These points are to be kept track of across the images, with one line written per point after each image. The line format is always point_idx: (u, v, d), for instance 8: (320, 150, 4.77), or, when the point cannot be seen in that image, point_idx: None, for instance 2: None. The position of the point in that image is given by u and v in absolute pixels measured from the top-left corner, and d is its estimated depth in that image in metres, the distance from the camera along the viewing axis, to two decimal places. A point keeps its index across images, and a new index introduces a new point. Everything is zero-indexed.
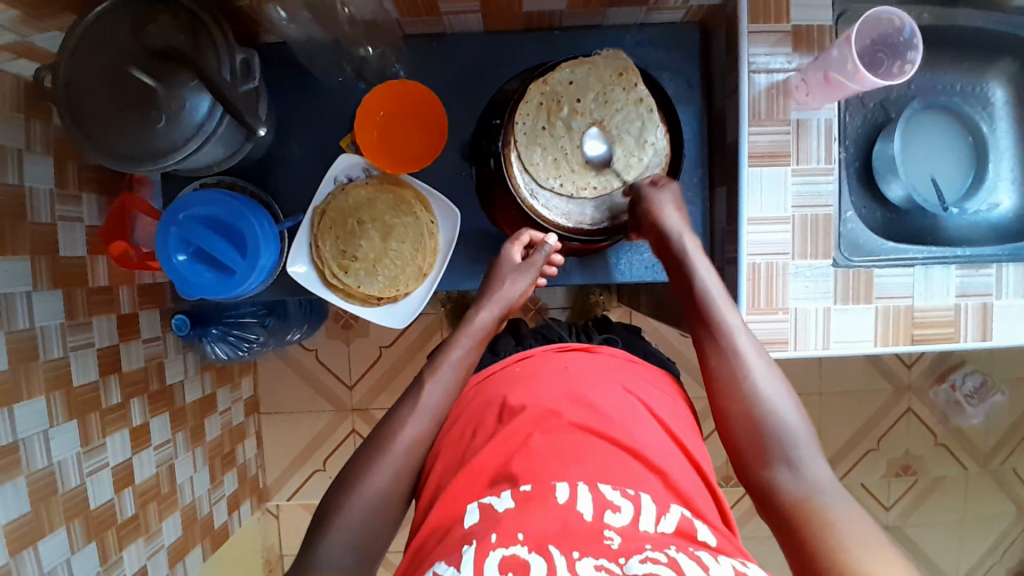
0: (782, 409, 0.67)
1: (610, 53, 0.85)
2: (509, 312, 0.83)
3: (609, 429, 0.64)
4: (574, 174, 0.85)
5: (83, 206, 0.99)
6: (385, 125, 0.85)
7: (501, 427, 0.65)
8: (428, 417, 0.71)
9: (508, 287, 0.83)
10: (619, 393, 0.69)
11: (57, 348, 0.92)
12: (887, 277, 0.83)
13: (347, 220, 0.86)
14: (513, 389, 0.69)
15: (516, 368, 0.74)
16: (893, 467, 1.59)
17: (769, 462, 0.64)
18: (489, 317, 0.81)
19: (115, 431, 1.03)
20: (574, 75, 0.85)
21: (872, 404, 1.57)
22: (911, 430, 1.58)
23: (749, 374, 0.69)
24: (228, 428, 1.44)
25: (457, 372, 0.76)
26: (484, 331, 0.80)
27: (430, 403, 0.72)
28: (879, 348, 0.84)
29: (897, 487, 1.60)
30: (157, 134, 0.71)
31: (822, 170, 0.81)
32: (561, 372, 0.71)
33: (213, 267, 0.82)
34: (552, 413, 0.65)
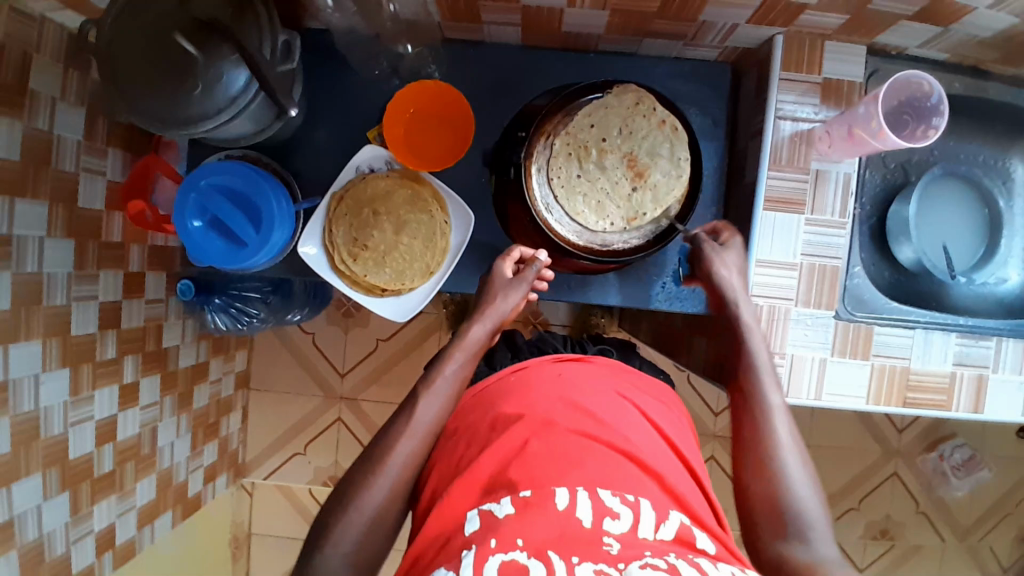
0: (802, 482, 0.67)
1: (620, 87, 0.83)
2: (503, 324, 0.83)
3: (605, 434, 0.64)
4: (620, 210, 0.82)
5: (108, 160, 1.01)
6: (413, 122, 0.87)
7: (496, 435, 0.66)
8: (422, 433, 0.71)
9: (499, 300, 0.83)
10: (614, 398, 0.70)
11: (60, 295, 0.94)
12: (887, 336, 0.83)
13: (361, 210, 0.87)
14: (507, 401, 0.70)
15: (510, 378, 0.74)
16: (871, 529, 1.58)
17: (785, 534, 0.64)
18: (483, 332, 0.81)
19: (104, 386, 1.04)
20: (594, 118, 0.83)
21: (859, 464, 1.56)
22: (893, 494, 1.57)
23: (778, 448, 0.69)
24: (215, 400, 1.44)
25: (452, 386, 0.76)
26: (479, 345, 0.80)
27: (425, 418, 0.72)
28: (870, 405, 0.84)
29: (873, 549, 1.58)
30: (189, 102, 0.72)
31: (836, 223, 0.82)
32: (555, 379, 0.71)
33: (226, 238, 0.83)
34: (547, 421, 0.65)
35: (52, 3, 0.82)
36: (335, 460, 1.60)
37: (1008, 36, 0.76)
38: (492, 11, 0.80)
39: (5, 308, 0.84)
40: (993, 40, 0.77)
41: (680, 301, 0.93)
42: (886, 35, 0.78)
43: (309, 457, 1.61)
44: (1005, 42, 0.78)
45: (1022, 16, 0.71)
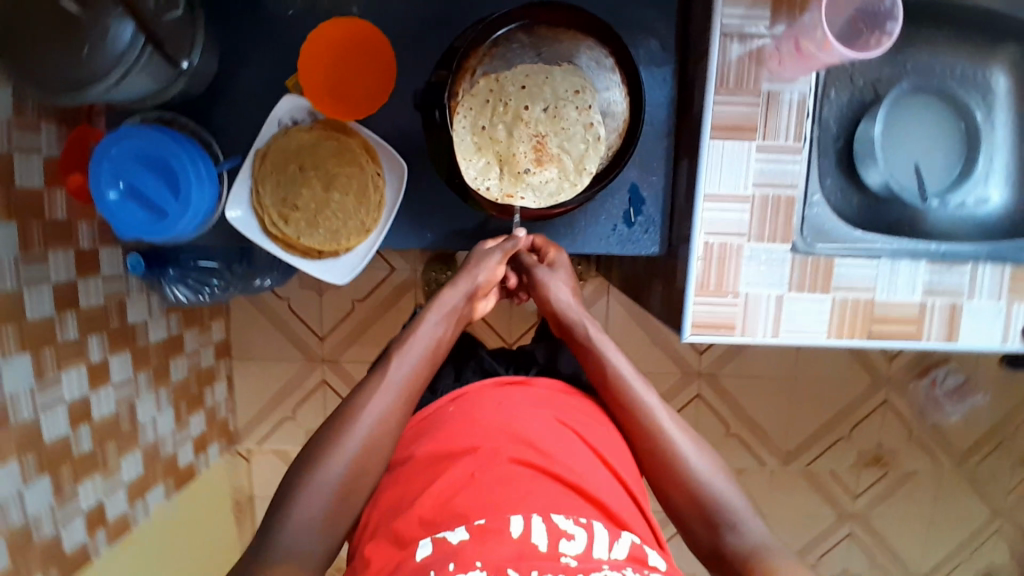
0: (711, 476, 0.73)
1: (571, 66, 0.78)
2: (483, 290, 0.82)
3: (550, 461, 0.63)
4: (502, 181, 0.79)
5: (42, 136, 0.97)
6: (331, 66, 0.79)
7: (440, 468, 0.63)
8: (396, 389, 0.72)
9: (475, 267, 0.81)
10: (554, 424, 0.68)
11: (9, 279, 0.91)
12: (850, 268, 0.79)
13: (288, 166, 0.83)
14: (445, 433, 0.68)
15: (448, 409, 0.71)
16: (867, 459, 1.59)
17: (716, 528, 0.70)
18: (457, 297, 0.80)
19: (71, 367, 1.04)
20: (529, 81, 0.78)
21: (850, 395, 1.57)
22: (887, 422, 1.57)
23: (680, 452, 0.74)
24: (195, 370, 1.44)
25: (425, 347, 0.76)
26: (453, 309, 0.79)
27: (396, 377, 0.73)
28: (832, 339, 0.80)
29: (868, 476, 1.60)
30: (75, 60, 0.66)
31: (790, 149, 0.76)
32: (497, 407, 0.69)
33: (147, 208, 0.80)
34: (495, 451, 0.63)
35: None
36: None
37: None
38: None
39: None
40: None
41: (634, 243, 0.86)
42: None
43: (299, 421, 1.62)
44: None
45: None
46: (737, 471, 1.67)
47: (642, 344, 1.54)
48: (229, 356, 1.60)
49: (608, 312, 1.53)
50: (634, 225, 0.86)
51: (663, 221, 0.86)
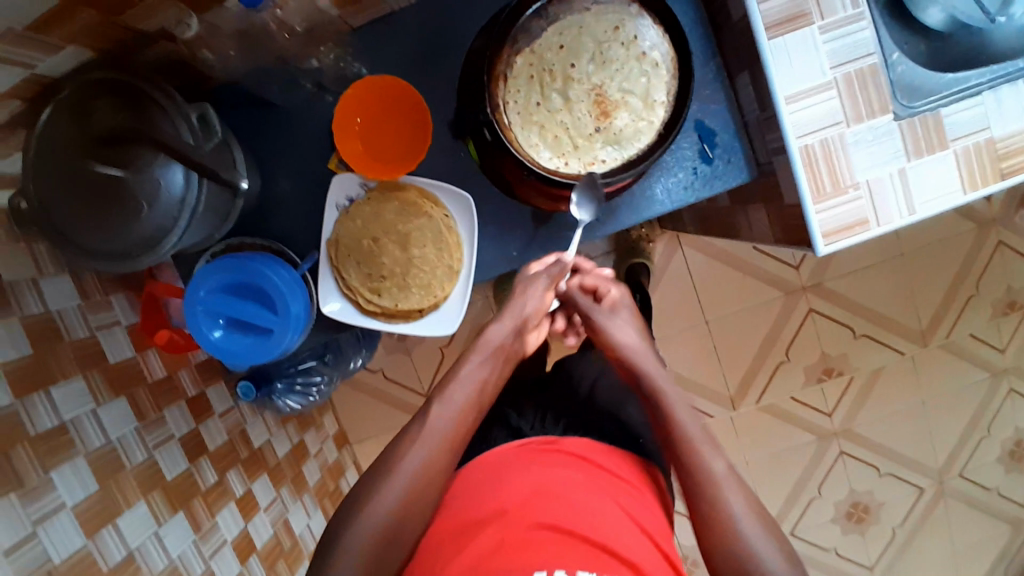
0: (764, 547, 0.70)
1: (601, 4, 0.71)
2: (526, 325, 0.83)
3: (575, 523, 0.71)
4: (576, 151, 0.73)
5: (115, 307, 0.98)
6: (365, 133, 0.81)
7: (469, 534, 0.71)
8: (434, 441, 0.75)
9: (522, 297, 0.83)
10: (580, 479, 0.76)
11: (138, 451, 0.93)
12: (955, 116, 0.72)
13: (362, 242, 0.81)
14: (482, 495, 0.75)
15: (473, 476, 0.78)
16: (1000, 306, 1.60)
17: None
18: (501, 332, 0.82)
19: (221, 507, 1.06)
20: (564, 39, 0.72)
21: (960, 252, 1.57)
22: (1008, 263, 1.58)
23: (734, 519, 0.72)
24: (326, 468, 1.46)
25: (466, 390, 0.79)
26: (496, 346, 0.82)
27: (438, 424, 0.76)
28: (970, 195, 0.73)
29: (1008, 325, 1.61)
30: (141, 220, 0.66)
31: (853, 17, 0.70)
32: (527, 469, 0.77)
33: (252, 332, 0.81)
34: (519, 517, 0.71)
35: None
36: None
37: None
38: None
39: (94, 489, 0.84)
40: None
41: (719, 179, 0.82)
42: None
43: None
44: None
45: None
46: (879, 369, 1.60)
47: (740, 282, 1.55)
48: (349, 444, 1.61)
49: (690, 264, 1.54)
50: (714, 160, 0.81)
51: (744, 144, 0.81)
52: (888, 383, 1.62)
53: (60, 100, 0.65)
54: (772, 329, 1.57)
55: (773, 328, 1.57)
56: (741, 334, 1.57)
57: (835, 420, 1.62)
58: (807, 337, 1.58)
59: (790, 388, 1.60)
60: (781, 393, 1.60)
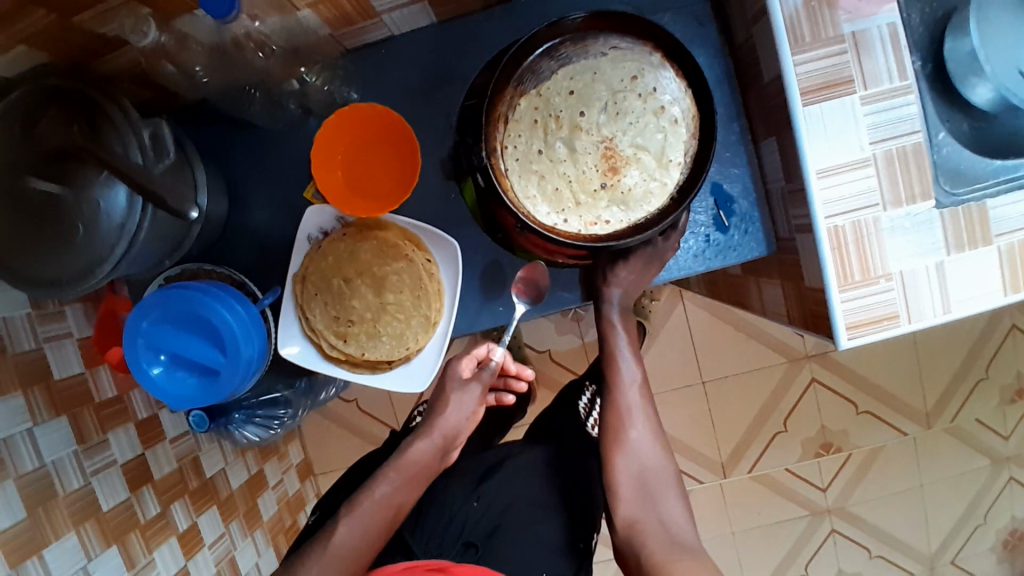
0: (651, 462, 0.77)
1: (619, 51, 0.64)
2: (451, 442, 0.80)
3: None
4: (578, 208, 0.65)
5: (69, 318, 0.90)
6: (348, 164, 0.73)
7: None
8: (337, 561, 0.71)
9: (449, 410, 0.80)
10: None
11: (75, 478, 0.85)
12: (1003, 208, 0.64)
13: (331, 281, 0.74)
14: None
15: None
16: (1008, 394, 1.51)
17: (637, 527, 0.75)
18: (426, 449, 0.78)
19: (161, 543, 0.96)
20: (576, 82, 0.65)
21: (970, 333, 1.49)
22: (1019, 347, 1.50)
23: (631, 425, 0.78)
24: (285, 502, 1.36)
25: (378, 512, 0.74)
26: (416, 465, 0.77)
27: (340, 544, 0.71)
28: (1011, 296, 0.65)
29: (1014, 413, 1.52)
30: (75, 247, 0.58)
31: (899, 89, 0.62)
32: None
33: (198, 371, 0.72)
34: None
35: None
36: None
37: None
38: None
39: (21, 518, 0.76)
40: None
41: (733, 251, 0.74)
42: None
43: None
44: None
45: None
46: (879, 448, 1.51)
47: (742, 344, 1.46)
48: (313, 476, 1.51)
49: (690, 320, 1.46)
50: (729, 229, 0.74)
51: (763, 214, 0.73)
52: (887, 465, 1.52)
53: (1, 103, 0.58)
54: (770, 397, 1.48)
55: (772, 396, 1.48)
56: (737, 399, 1.48)
57: (829, 498, 1.52)
58: (807, 408, 1.49)
59: (785, 460, 1.50)
60: (775, 465, 1.50)
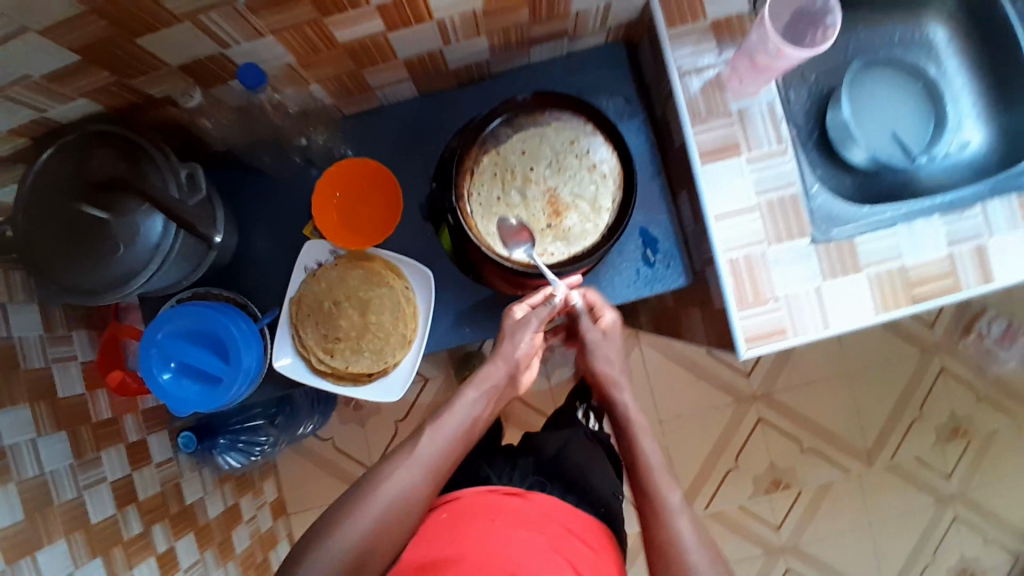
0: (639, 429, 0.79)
1: (561, 120, 0.82)
2: (521, 368, 0.78)
3: None
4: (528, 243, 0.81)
5: (75, 343, 1.00)
6: (342, 206, 0.87)
7: None
8: (422, 466, 0.71)
9: (512, 340, 0.77)
10: (544, 554, 0.73)
11: (69, 489, 0.90)
12: (869, 243, 0.81)
13: (322, 304, 0.87)
14: (439, 546, 0.74)
15: (442, 517, 0.78)
16: (944, 432, 1.63)
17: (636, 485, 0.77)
18: (495, 372, 0.76)
19: (141, 561, 0.99)
20: (527, 144, 0.82)
21: (903, 375, 1.63)
22: (950, 390, 1.62)
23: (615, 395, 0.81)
24: (258, 536, 1.39)
25: (459, 425, 0.74)
26: (492, 385, 0.76)
27: (423, 454, 0.71)
28: (881, 314, 0.81)
29: (953, 451, 1.63)
30: (113, 263, 0.71)
31: (776, 153, 0.81)
32: (489, 520, 0.76)
33: (201, 380, 0.83)
34: (482, 562, 0.71)
35: None
36: None
37: None
38: (376, 74, 0.82)
39: (20, 520, 0.81)
40: None
41: (660, 281, 0.90)
42: None
43: None
44: None
45: None
46: (825, 486, 1.62)
47: (694, 384, 1.60)
48: (286, 515, 1.55)
49: (647, 362, 1.59)
50: (655, 264, 0.89)
51: (682, 252, 0.90)
52: (834, 502, 1.63)
53: (63, 144, 0.72)
54: (722, 435, 1.60)
55: (724, 435, 1.60)
56: (692, 437, 1.59)
57: (783, 534, 1.62)
58: (757, 447, 1.61)
59: (739, 496, 1.60)
60: (730, 501, 1.60)
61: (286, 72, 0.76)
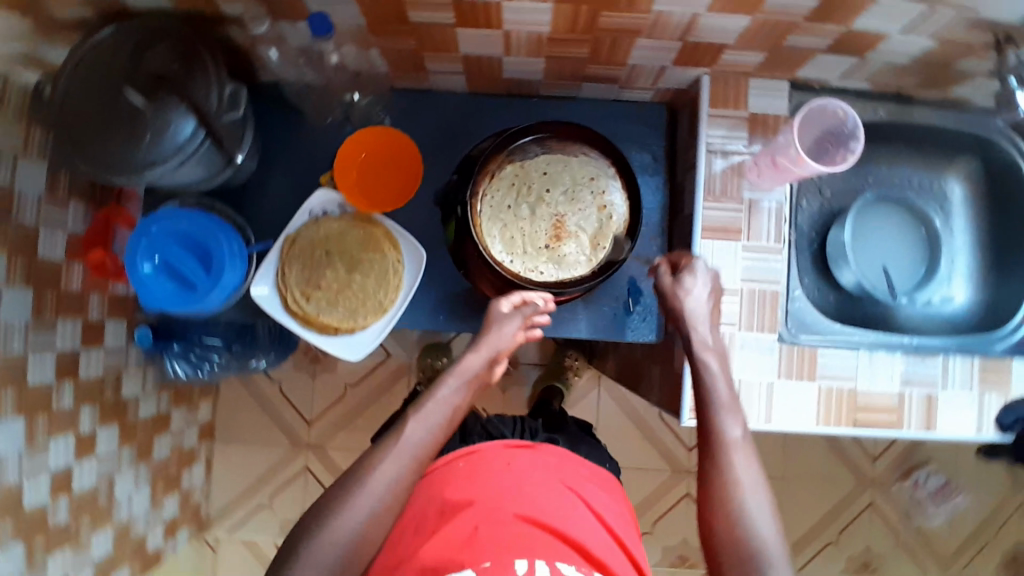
0: (727, 408, 0.73)
1: (587, 156, 0.87)
2: (501, 356, 0.79)
3: (554, 521, 0.69)
4: (523, 256, 0.84)
5: (69, 214, 0.98)
6: (365, 165, 0.91)
7: (444, 521, 0.69)
8: (408, 454, 0.69)
9: (498, 331, 0.79)
10: (563, 493, 0.73)
11: (17, 344, 0.90)
12: (831, 358, 0.85)
13: (315, 251, 0.90)
14: (453, 488, 0.73)
15: (459, 465, 0.76)
16: (853, 562, 1.59)
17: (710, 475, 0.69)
18: (478, 361, 0.77)
19: (61, 434, 1.00)
20: (550, 167, 0.86)
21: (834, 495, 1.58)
22: (872, 524, 1.58)
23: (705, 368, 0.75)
24: (177, 450, 1.39)
25: (444, 411, 0.73)
26: (474, 375, 0.76)
27: (412, 439, 0.70)
28: (820, 427, 0.84)
29: None
30: (137, 149, 0.74)
31: (772, 248, 0.85)
32: (506, 467, 0.75)
33: (177, 282, 0.86)
34: (496, 506, 0.69)
35: (33, 71, 0.84)
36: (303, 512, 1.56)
37: (927, 58, 0.83)
38: (435, 61, 0.86)
39: None
40: (910, 64, 0.84)
41: (633, 330, 0.93)
42: (807, 68, 0.85)
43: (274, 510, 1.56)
44: (926, 65, 0.84)
45: (938, 40, 0.78)
46: None
47: (637, 443, 1.62)
48: (212, 439, 1.56)
49: (600, 406, 1.62)
50: (633, 314, 0.93)
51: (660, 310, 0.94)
52: None
53: (124, 30, 0.76)
54: (647, 498, 1.62)
55: (649, 498, 1.62)
56: None
57: None
58: (676, 519, 1.63)
59: None
60: None
61: (354, 33, 0.80)
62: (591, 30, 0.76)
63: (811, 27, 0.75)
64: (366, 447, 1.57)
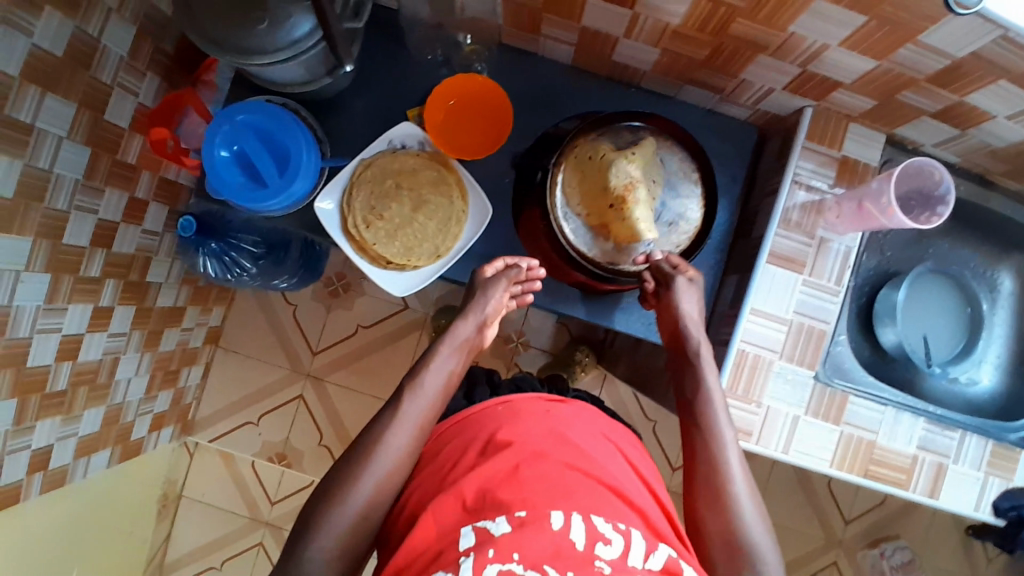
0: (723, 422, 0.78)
1: (677, 157, 0.88)
2: (490, 322, 0.87)
3: (591, 467, 0.71)
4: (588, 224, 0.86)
5: (144, 84, 1.00)
6: (452, 112, 0.91)
7: (485, 458, 0.70)
8: (412, 422, 0.76)
9: (485, 297, 0.87)
10: (598, 439, 0.77)
11: (62, 200, 0.87)
12: (858, 407, 0.87)
13: (385, 180, 0.90)
14: (495, 428, 0.75)
15: (496, 409, 0.78)
16: None
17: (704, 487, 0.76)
18: (468, 329, 0.85)
19: (79, 303, 0.97)
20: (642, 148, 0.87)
21: (802, 547, 1.58)
22: None
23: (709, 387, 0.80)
24: (182, 347, 1.39)
25: (442, 378, 0.80)
26: (465, 340, 0.84)
27: (412, 412, 0.76)
28: (833, 470, 0.86)
29: None
30: (251, 34, 0.73)
31: (830, 289, 0.86)
32: (545, 415, 0.77)
33: (246, 175, 0.85)
34: (537, 451, 0.70)
35: None
36: (286, 437, 1.57)
37: (1019, 150, 0.83)
38: (553, 25, 0.86)
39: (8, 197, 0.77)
40: (1004, 150, 0.85)
41: None
42: (907, 127, 0.86)
43: (260, 429, 1.57)
44: (1012, 155, 0.85)
45: None
46: None
47: None
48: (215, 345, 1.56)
49: None
50: None
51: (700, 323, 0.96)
52: None
53: None
54: None
55: None
56: None
57: None
58: None
59: None
60: None
61: None
62: (718, 33, 0.76)
63: (927, 87, 0.76)
64: (361, 389, 1.58)
